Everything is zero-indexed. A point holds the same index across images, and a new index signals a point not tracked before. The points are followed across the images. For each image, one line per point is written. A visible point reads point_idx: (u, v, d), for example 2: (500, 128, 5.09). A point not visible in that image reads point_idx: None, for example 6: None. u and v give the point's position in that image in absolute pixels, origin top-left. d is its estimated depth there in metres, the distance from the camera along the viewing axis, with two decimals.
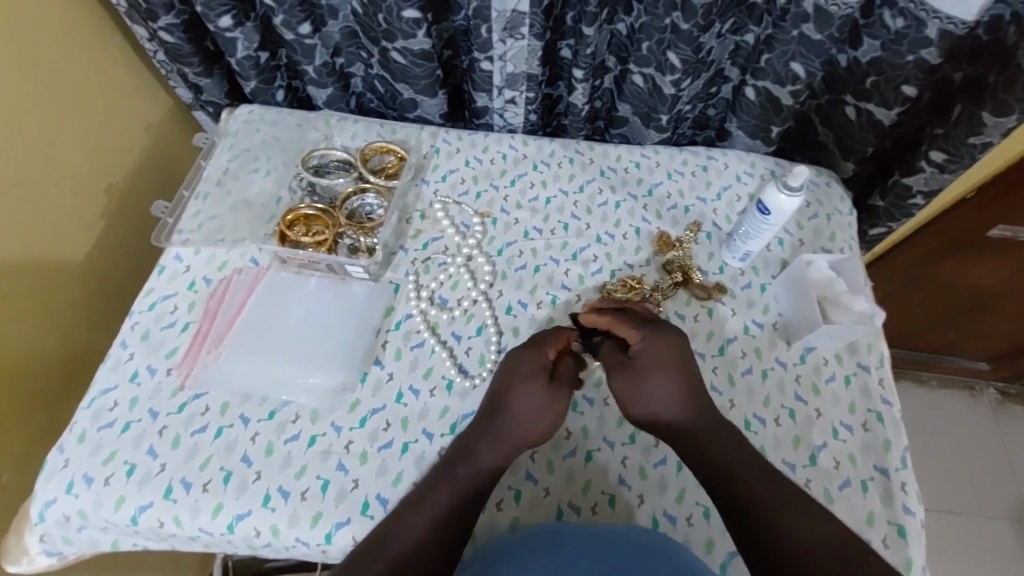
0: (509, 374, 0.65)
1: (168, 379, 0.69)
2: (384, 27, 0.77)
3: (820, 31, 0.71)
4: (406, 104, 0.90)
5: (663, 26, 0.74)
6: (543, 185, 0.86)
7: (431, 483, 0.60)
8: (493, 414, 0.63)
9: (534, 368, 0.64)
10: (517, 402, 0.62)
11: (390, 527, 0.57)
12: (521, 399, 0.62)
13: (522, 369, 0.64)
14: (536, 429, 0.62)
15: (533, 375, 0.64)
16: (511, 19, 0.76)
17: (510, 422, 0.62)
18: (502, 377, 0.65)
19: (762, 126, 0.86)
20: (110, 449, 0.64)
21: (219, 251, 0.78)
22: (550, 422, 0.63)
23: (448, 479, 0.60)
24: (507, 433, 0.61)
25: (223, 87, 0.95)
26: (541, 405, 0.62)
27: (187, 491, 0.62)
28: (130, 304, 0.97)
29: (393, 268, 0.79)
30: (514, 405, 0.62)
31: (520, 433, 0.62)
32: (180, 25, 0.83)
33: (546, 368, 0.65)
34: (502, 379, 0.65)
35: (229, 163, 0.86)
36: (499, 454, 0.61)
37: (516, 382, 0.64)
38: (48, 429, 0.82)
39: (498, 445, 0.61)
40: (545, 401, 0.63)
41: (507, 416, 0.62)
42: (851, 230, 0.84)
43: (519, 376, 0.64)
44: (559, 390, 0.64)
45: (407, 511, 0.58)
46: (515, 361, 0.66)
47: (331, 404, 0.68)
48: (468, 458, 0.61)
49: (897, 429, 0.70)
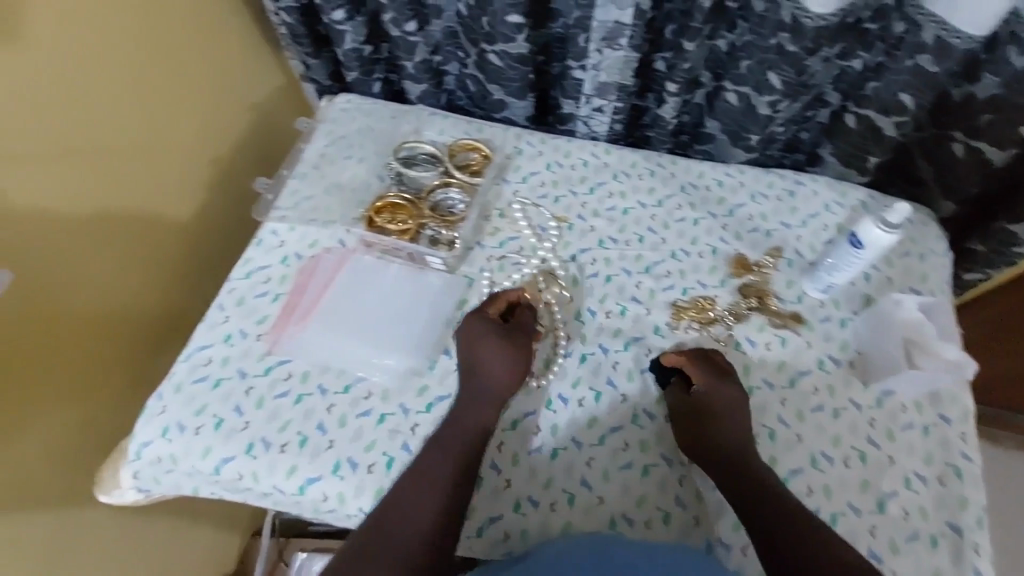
0: (471, 340, 0.69)
1: (257, 344, 0.74)
2: (487, 30, 0.79)
3: (937, 64, 0.68)
4: (496, 104, 0.93)
5: (768, 46, 0.72)
6: (622, 195, 0.86)
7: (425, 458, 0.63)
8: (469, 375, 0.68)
9: (486, 328, 0.69)
10: (490, 361, 0.68)
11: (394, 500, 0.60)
12: (495, 359, 0.67)
13: (474, 337, 0.69)
14: (514, 379, 0.68)
15: (485, 339, 0.69)
16: (612, 29, 0.76)
17: (492, 378, 0.67)
18: (466, 346, 0.69)
19: (858, 154, 0.84)
20: (202, 402, 0.70)
21: (312, 230, 0.83)
22: (521, 366, 0.69)
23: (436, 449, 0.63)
24: (481, 400, 0.66)
25: (329, 68, 1.00)
26: (507, 370, 0.67)
27: (266, 450, 0.67)
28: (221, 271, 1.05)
29: (469, 263, 0.81)
30: (490, 367, 0.67)
31: (498, 383, 0.67)
32: (298, 8, 0.88)
33: (503, 333, 0.69)
34: (467, 347, 0.69)
35: (326, 147, 0.91)
36: (480, 419, 0.65)
37: (479, 355, 0.68)
38: (147, 374, 0.91)
39: (475, 411, 0.66)
40: (508, 349, 0.69)
41: (485, 380, 0.67)
42: (944, 273, 0.80)
43: (479, 346, 0.68)
44: (517, 335, 0.70)
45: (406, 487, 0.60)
46: (471, 331, 0.70)
47: (401, 386, 0.71)
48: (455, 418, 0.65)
49: (976, 487, 0.67)
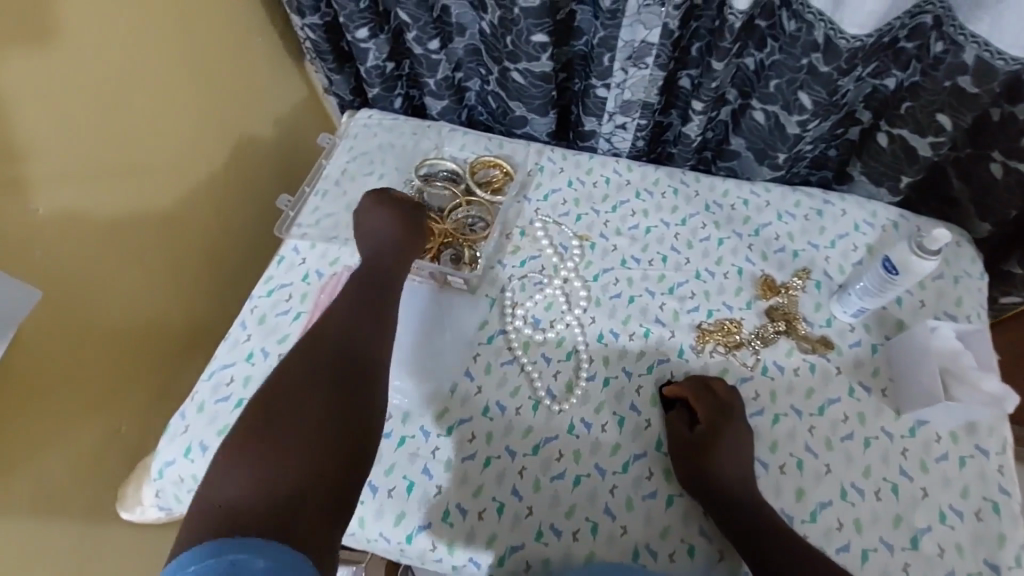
0: (363, 214, 0.73)
1: (278, 363, 0.74)
2: (510, 48, 0.78)
3: (977, 85, 0.66)
4: (516, 121, 0.93)
5: (799, 66, 0.70)
6: (645, 214, 0.85)
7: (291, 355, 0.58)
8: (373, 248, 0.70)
9: (381, 203, 0.73)
10: (379, 229, 0.71)
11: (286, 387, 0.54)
12: (384, 227, 0.71)
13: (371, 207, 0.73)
14: (403, 241, 0.71)
15: (372, 206, 0.73)
16: (638, 48, 0.75)
17: (378, 242, 0.71)
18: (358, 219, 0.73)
19: (889, 173, 0.82)
20: (224, 422, 0.71)
21: (333, 248, 0.83)
22: (409, 233, 0.72)
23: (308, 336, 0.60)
24: (368, 281, 0.66)
25: (350, 84, 1.00)
26: (405, 237, 0.71)
27: None
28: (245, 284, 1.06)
29: (490, 282, 0.81)
30: (379, 234, 0.71)
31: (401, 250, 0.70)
32: (321, 25, 0.88)
33: (406, 211, 0.73)
34: (358, 223, 0.73)
35: (347, 164, 0.91)
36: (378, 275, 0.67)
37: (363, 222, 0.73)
38: (173, 388, 0.91)
39: (384, 276, 0.67)
40: (405, 221, 0.72)
41: (381, 243, 0.70)
42: (981, 296, 0.77)
43: (370, 213, 0.73)
44: (405, 206, 0.74)
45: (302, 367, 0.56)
46: (365, 208, 0.73)
47: (422, 408, 0.71)
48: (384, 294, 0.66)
49: (1016, 524, 0.64)
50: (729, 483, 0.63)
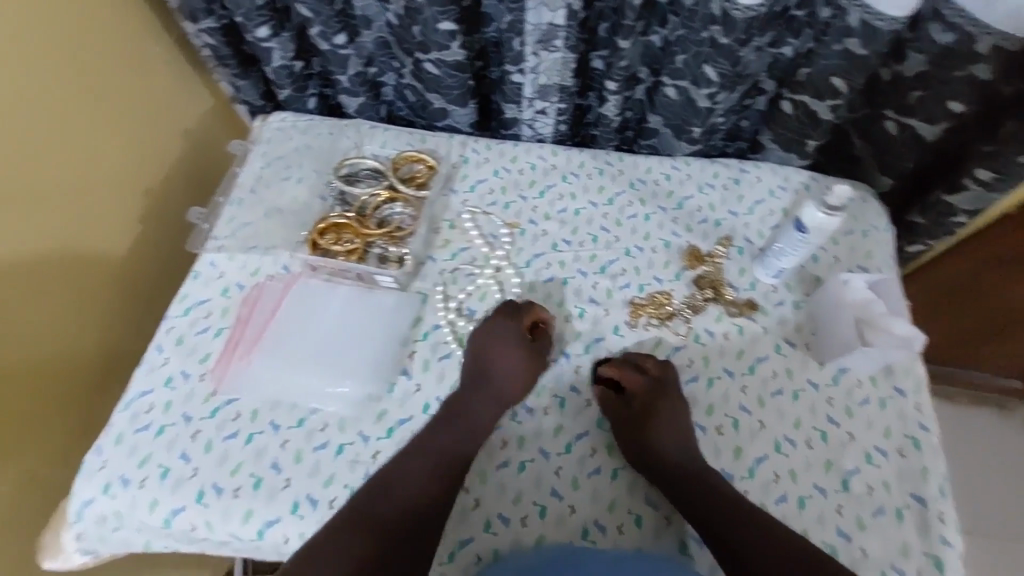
0: (489, 341, 0.71)
1: (202, 384, 0.70)
2: (419, 39, 0.76)
3: (864, 47, 0.69)
4: (436, 113, 0.91)
5: (701, 40, 0.72)
6: (572, 196, 0.85)
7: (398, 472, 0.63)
8: (477, 377, 0.69)
9: (517, 334, 0.71)
10: (499, 362, 0.69)
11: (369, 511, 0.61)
12: (511, 364, 0.69)
13: (505, 340, 0.70)
14: (509, 391, 0.69)
15: (518, 357, 0.70)
16: (546, 31, 0.75)
17: (498, 376, 0.69)
18: (475, 355, 0.71)
19: (797, 139, 0.85)
20: (145, 452, 0.66)
21: (252, 258, 0.79)
22: (526, 374, 0.70)
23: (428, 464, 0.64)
24: (459, 433, 0.66)
25: (260, 88, 0.96)
26: (516, 384, 0.69)
27: (218, 496, 0.64)
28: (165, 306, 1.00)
29: (422, 278, 0.79)
30: (501, 367, 0.69)
31: (500, 389, 0.68)
32: (219, 29, 0.84)
33: (529, 345, 0.71)
34: (474, 351, 0.71)
35: (262, 170, 0.87)
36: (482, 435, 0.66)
37: (500, 351, 0.70)
38: (93, 423, 0.86)
39: (472, 426, 0.66)
40: (526, 359, 0.70)
41: (493, 380, 0.69)
42: (888, 248, 0.82)
43: (496, 350, 0.70)
44: (539, 352, 0.71)
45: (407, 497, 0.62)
46: (495, 330, 0.71)
47: (359, 415, 0.69)
48: (464, 417, 0.67)
49: (936, 456, 0.68)
50: (670, 459, 0.65)
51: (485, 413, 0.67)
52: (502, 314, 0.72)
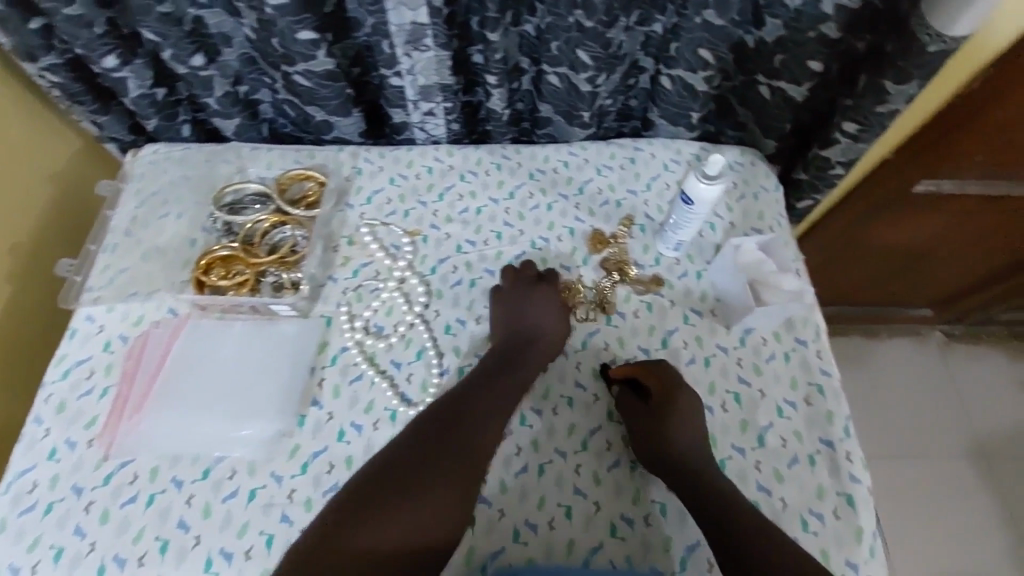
0: (520, 298, 0.73)
1: (89, 452, 0.65)
2: (281, 51, 0.73)
3: (721, 16, 0.72)
4: (321, 126, 0.87)
5: (568, 25, 0.72)
6: (472, 195, 0.84)
7: (447, 412, 0.64)
8: (524, 329, 0.71)
9: (550, 292, 0.74)
10: (542, 316, 0.72)
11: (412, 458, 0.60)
12: (547, 316, 0.72)
13: (539, 288, 0.74)
14: (553, 343, 0.72)
15: (550, 301, 0.73)
16: (412, 31, 0.73)
17: (538, 332, 0.71)
18: (513, 307, 0.73)
19: (681, 112, 0.87)
20: (33, 535, 0.61)
21: (134, 306, 0.74)
22: (562, 334, 0.73)
23: (478, 403, 0.65)
24: (494, 378, 0.68)
25: (125, 122, 0.89)
26: (559, 335, 0.72)
27: (121, 569, 0.59)
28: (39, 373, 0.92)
29: (324, 300, 0.76)
30: (541, 320, 0.72)
31: (544, 345, 0.71)
32: (63, 64, 0.77)
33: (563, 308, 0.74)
34: (513, 303, 0.73)
35: (136, 210, 0.81)
36: (512, 376, 0.68)
37: (531, 295, 0.74)
38: None
39: (506, 369, 0.68)
40: (563, 317, 0.73)
41: (537, 334, 0.71)
42: (779, 207, 0.85)
43: (530, 303, 0.73)
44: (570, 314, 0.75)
45: (462, 439, 0.61)
46: (520, 292, 0.74)
47: (269, 454, 0.65)
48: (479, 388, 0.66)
49: (838, 399, 0.72)
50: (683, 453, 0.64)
51: (528, 359, 0.70)
52: (532, 276, 0.75)
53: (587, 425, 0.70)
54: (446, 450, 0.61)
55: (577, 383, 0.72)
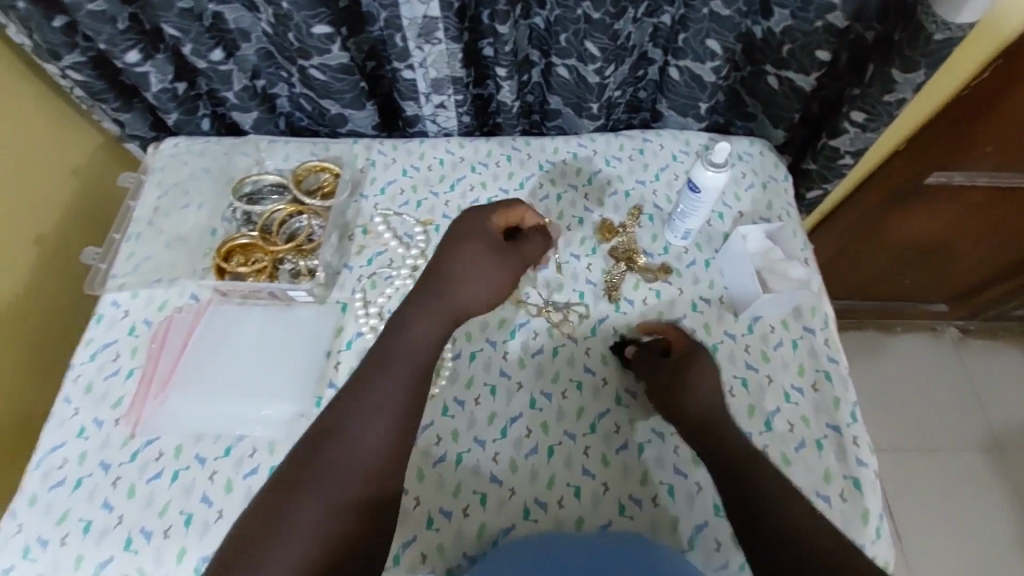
0: (452, 240, 0.65)
1: (117, 430, 0.68)
2: (297, 45, 0.75)
3: (727, 7, 0.72)
4: (336, 119, 0.89)
5: (577, 17, 0.74)
6: (483, 185, 0.86)
7: (337, 413, 0.58)
8: (436, 279, 0.64)
9: (478, 234, 0.65)
10: (459, 262, 0.63)
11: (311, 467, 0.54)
12: (464, 261, 0.63)
13: (466, 240, 0.64)
14: (471, 296, 0.64)
15: (480, 254, 0.64)
16: (424, 24, 0.74)
17: (453, 280, 0.63)
18: (442, 249, 0.66)
19: (690, 103, 0.87)
20: (63, 508, 0.63)
21: (158, 291, 0.77)
22: (487, 284, 0.64)
23: (380, 395, 0.58)
24: (398, 365, 0.60)
25: (147, 118, 0.92)
26: (479, 283, 0.64)
27: (148, 540, 0.62)
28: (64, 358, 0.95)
29: (339, 287, 0.78)
30: (457, 267, 0.63)
31: (458, 298, 0.63)
32: (87, 62, 0.80)
33: (494, 253, 0.65)
34: (444, 247, 0.66)
35: (158, 200, 0.84)
36: (422, 358, 0.61)
37: (445, 258, 0.65)
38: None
39: (420, 335, 0.61)
40: (486, 264, 0.64)
41: (450, 285, 0.63)
42: (787, 197, 0.86)
43: (460, 245, 0.64)
44: (503, 257, 0.65)
45: (350, 445, 0.55)
46: (458, 231, 0.66)
47: (288, 434, 0.68)
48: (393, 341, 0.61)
49: (845, 385, 0.73)
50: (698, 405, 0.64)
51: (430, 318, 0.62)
52: (473, 215, 0.67)
53: (596, 408, 0.71)
54: (339, 457, 0.55)
55: (586, 367, 0.74)
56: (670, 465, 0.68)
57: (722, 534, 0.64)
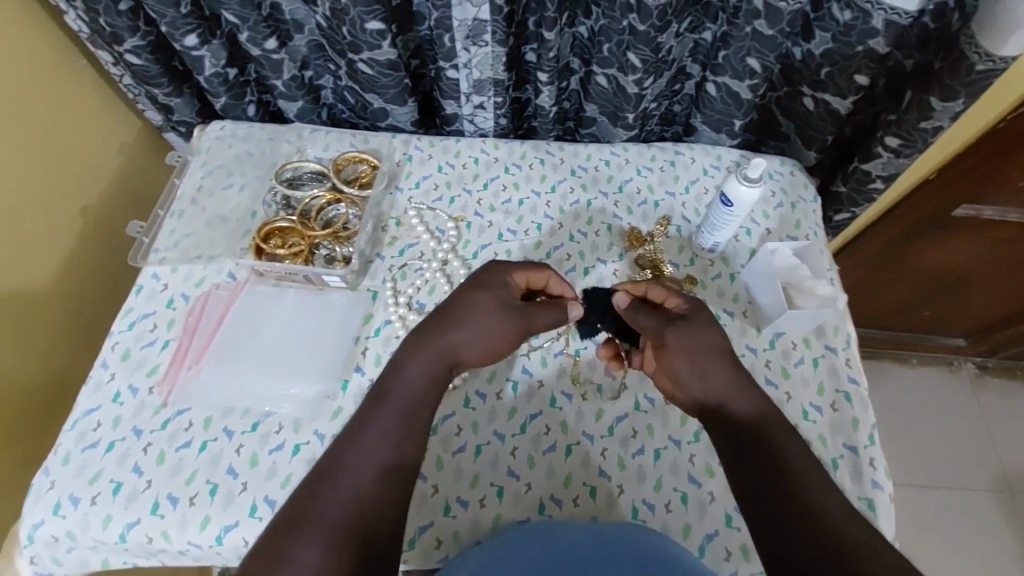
0: (468, 289, 0.63)
1: (150, 398, 0.70)
2: (349, 39, 0.77)
3: (771, 27, 0.73)
4: (377, 114, 0.91)
5: (621, 28, 0.75)
6: (515, 186, 0.87)
7: (336, 450, 0.53)
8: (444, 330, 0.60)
9: (490, 285, 0.63)
10: (470, 317, 0.60)
11: (307, 505, 0.48)
12: (474, 317, 0.61)
13: (481, 290, 0.62)
14: (477, 355, 0.61)
15: (488, 311, 0.61)
16: (473, 26, 0.77)
17: (459, 336, 0.60)
18: (455, 295, 0.63)
19: (724, 120, 0.89)
20: (95, 469, 0.66)
21: (196, 268, 0.79)
22: (490, 348, 0.61)
23: (381, 434, 0.54)
24: (398, 405, 0.56)
25: (194, 105, 0.95)
26: (483, 343, 0.60)
27: (174, 506, 0.63)
28: (105, 324, 0.98)
29: (371, 276, 0.80)
30: (466, 324, 0.60)
31: (461, 354, 0.60)
32: (146, 46, 0.83)
33: (501, 312, 0.62)
34: (458, 292, 0.63)
35: (202, 179, 0.87)
36: (424, 395, 0.57)
37: (459, 310, 0.61)
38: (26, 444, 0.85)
39: (411, 390, 0.57)
40: (493, 321, 0.61)
41: (453, 339, 0.60)
42: (815, 217, 0.87)
43: (476, 297, 0.62)
44: (513, 316, 0.62)
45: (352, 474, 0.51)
46: (473, 282, 0.63)
47: (313, 413, 0.69)
48: (402, 376, 0.58)
49: (864, 407, 0.73)
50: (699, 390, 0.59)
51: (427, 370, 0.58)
52: (494, 266, 0.65)
53: (615, 411, 0.72)
54: (340, 490, 0.50)
55: (607, 371, 0.75)
56: (685, 473, 0.68)
57: (733, 545, 0.64)
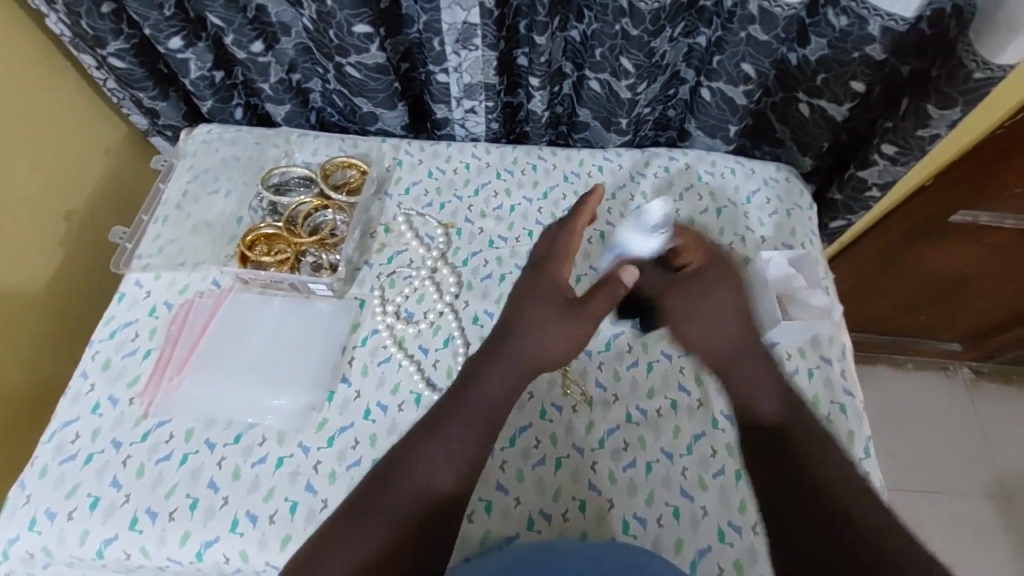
0: (524, 293, 0.65)
1: (130, 409, 0.68)
2: (337, 43, 0.76)
3: (765, 32, 0.72)
4: (367, 118, 0.90)
5: (614, 32, 0.74)
6: (507, 192, 0.86)
7: (407, 449, 0.58)
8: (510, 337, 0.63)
9: (547, 289, 0.65)
10: (530, 325, 0.63)
11: (366, 505, 0.55)
12: (535, 323, 0.63)
13: (537, 298, 0.64)
14: (543, 360, 0.63)
15: (548, 318, 0.63)
16: (463, 30, 0.75)
17: (524, 340, 0.62)
18: (520, 299, 0.65)
19: (719, 125, 0.87)
20: (73, 483, 0.64)
21: (180, 275, 0.78)
22: (559, 349, 0.62)
23: (446, 441, 0.57)
24: (472, 414, 0.59)
25: (180, 109, 0.93)
26: (547, 347, 0.62)
27: (153, 521, 0.62)
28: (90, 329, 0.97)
29: (358, 284, 0.79)
30: (528, 331, 0.63)
31: (529, 360, 0.62)
32: (130, 49, 0.81)
33: (560, 317, 0.63)
34: (519, 296, 0.66)
35: (188, 184, 0.85)
36: (495, 406, 0.60)
37: (523, 316, 0.64)
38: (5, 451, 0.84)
39: (485, 398, 0.60)
40: (554, 325, 0.62)
41: (518, 345, 0.63)
42: (810, 225, 0.85)
43: (531, 305, 0.64)
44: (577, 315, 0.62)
45: (411, 483, 0.55)
46: (529, 286, 0.66)
47: (298, 425, 0.68)
48: (478, 383, 0.61)
49: (859, 419, 0.72)
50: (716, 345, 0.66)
51: (497, 379, 0.61)
52: (547, 267, 0.66)
53: (606, 423, 0.71)
54: (397, 493, 0.55)
55: (598, 382, 0.73)
56: (677, 487, 0.67)
57: (725, 560, 0.63)
